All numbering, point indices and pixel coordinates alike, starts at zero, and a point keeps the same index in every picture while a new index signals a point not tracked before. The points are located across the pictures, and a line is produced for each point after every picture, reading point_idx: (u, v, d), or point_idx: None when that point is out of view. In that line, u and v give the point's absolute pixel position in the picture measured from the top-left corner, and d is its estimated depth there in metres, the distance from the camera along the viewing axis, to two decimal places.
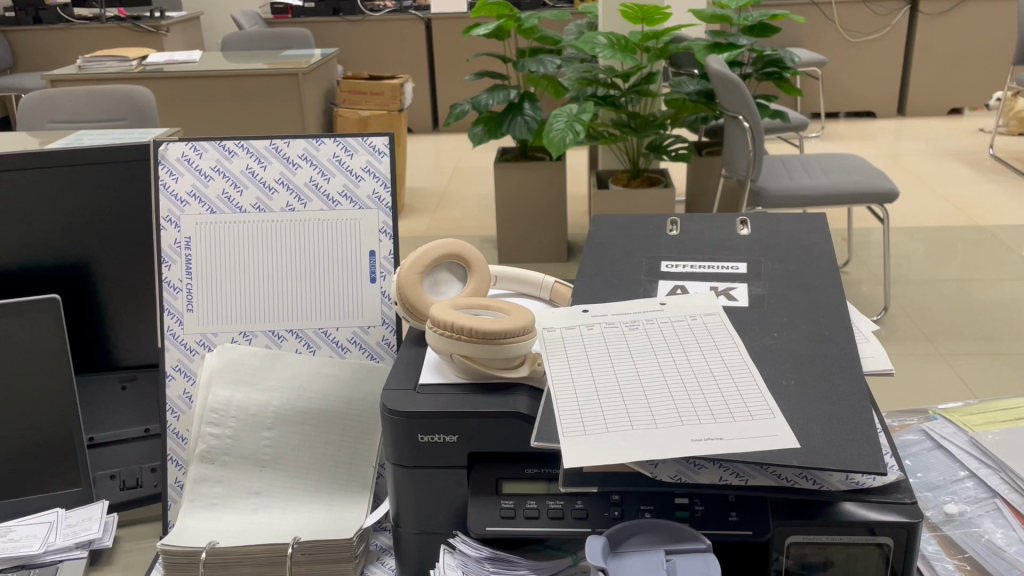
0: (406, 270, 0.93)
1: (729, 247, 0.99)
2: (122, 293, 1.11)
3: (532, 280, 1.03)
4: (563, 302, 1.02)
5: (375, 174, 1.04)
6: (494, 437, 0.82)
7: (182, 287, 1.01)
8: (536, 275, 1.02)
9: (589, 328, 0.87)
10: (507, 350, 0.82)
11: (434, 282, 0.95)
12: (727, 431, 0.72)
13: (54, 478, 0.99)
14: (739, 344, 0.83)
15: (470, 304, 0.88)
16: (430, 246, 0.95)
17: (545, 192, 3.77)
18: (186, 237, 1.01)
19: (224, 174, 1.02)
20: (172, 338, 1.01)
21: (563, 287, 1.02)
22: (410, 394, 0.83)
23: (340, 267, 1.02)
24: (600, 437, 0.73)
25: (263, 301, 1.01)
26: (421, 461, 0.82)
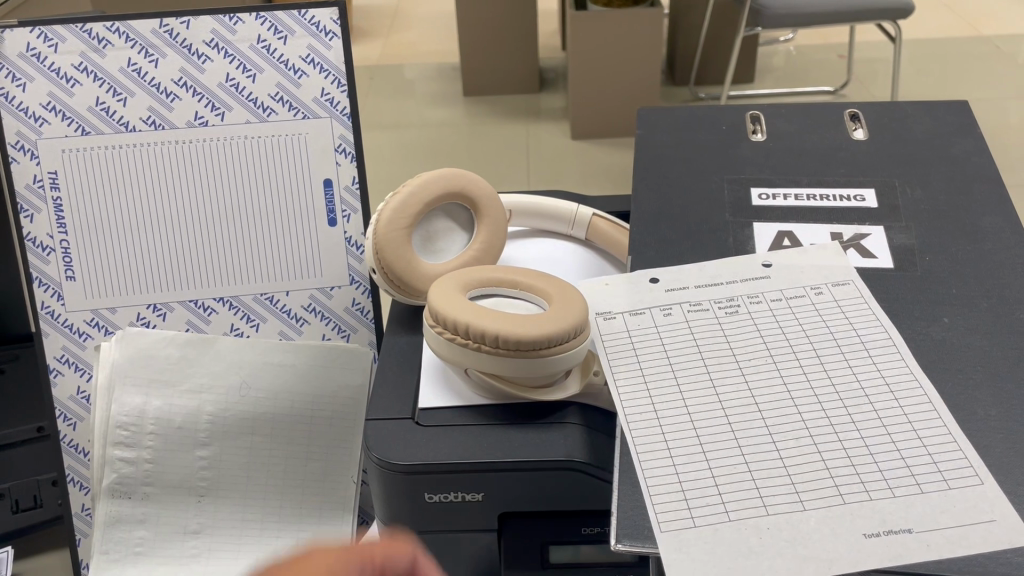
0: (391, 219, 0.64)
1: (845, 162, 0.70)
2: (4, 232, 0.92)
3: (558, 211, 0.75)
4: (599, 241, 0.74)
5: (322, 66, 0.74)
6: (538, 494, 0.56)
7: (53, 246, 0.72)
8: (564, 207, 0.74)
9: (665, 312, 0.59)
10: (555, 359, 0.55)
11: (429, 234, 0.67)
12: (913, 513, 0.46)
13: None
14: (895, 337, 0.56)
15: (488, 283, 0.60)
16: (427, 180, 0.66)
17: (484, 15, 2.94)
18: (49, 172, 0.71)
19: (96, 75, 0.71)
20: (50, 319, 0.73)
21: (602, 222, 0.74)
22: (404, 430, 0.56)
23: (285, 206, 0.74)
24: (718, 528, 0.46)
25: (176, 260, 0.73)
26: (429, 524, 0.57)
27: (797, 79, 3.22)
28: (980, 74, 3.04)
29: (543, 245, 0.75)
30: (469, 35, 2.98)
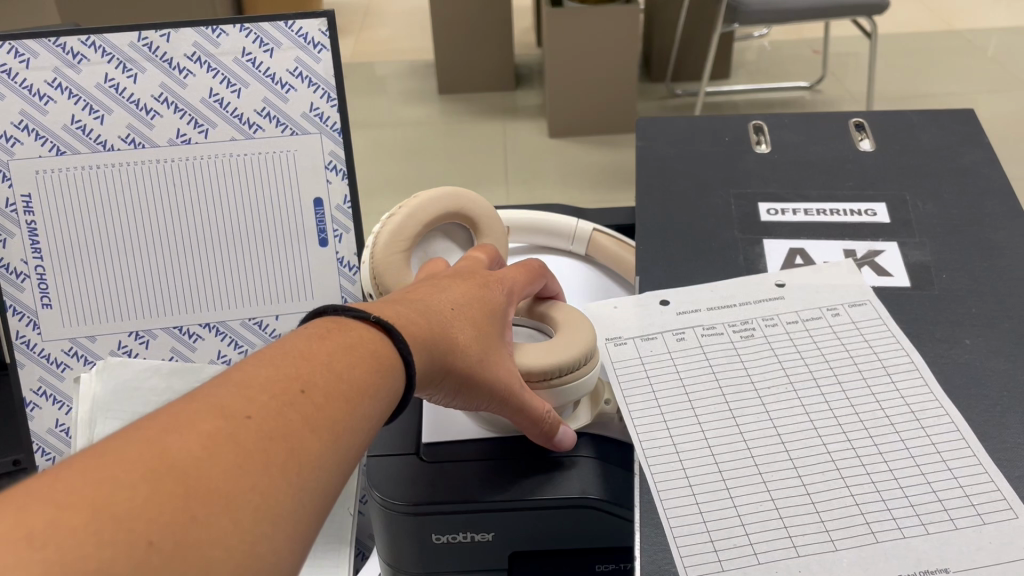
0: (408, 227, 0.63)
1: (853, 174, 0.68)
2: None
3: (558, 228, 0.73)
4: (598, 256, 0.73)
5: (311, 79, 0.70)
6: (550, 533, 0.53)
7: (28, 273, 0.69)
8: (563, 224, 0.72)
9: (678, 337, 0.57)
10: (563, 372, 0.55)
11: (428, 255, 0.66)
12: (949, 552, 0.44)
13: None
14: (917, 362, 0.54)
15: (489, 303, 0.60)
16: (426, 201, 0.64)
17: (460, 12, 2.91)
18: (22, 195, 0.68)
19: (71, 92, 0.67)
20: (26, 349, 0.70)
21: (604, 238, 0.72)
22: (409, 467, 0.53)
23: (273, 227, 0.71)
24: (748, 572, 0.44)
25: (159, 285, 0.70)
26: (434, 565, 0.55)
27: (773, 74, 3.22)
28: (953, 67, 3.05)
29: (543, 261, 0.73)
30: (445, 33, 2.94)
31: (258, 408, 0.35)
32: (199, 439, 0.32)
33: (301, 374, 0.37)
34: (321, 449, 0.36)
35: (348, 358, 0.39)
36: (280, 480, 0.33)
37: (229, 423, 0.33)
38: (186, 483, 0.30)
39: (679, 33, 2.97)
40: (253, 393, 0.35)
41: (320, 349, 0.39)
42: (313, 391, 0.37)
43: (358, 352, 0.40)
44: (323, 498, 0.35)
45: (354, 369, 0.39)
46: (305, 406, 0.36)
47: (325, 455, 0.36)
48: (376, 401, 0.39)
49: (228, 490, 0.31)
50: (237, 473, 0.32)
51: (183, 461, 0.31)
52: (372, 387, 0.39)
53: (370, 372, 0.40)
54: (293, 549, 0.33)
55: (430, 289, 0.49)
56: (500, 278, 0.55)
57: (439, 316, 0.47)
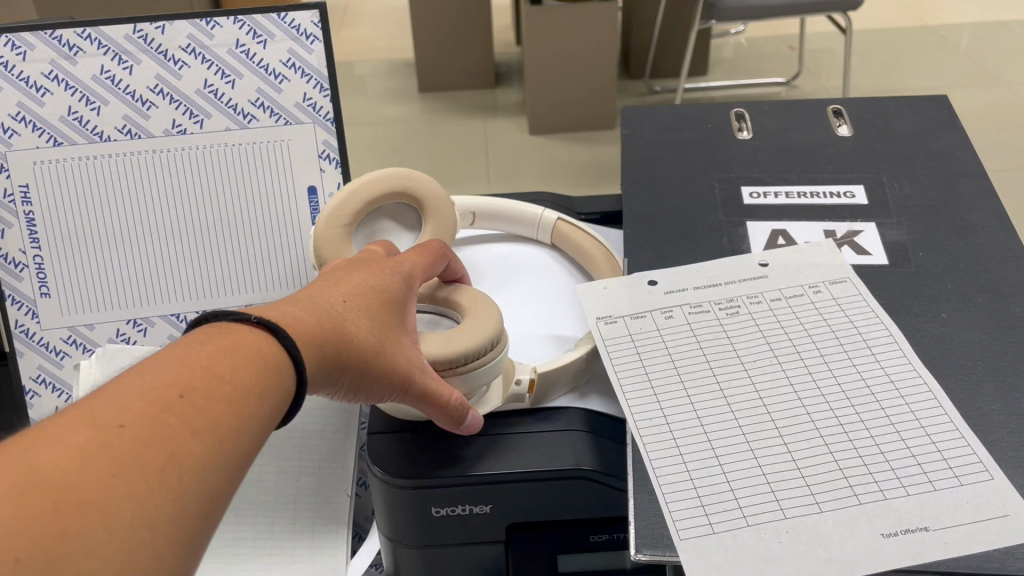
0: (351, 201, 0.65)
1: (832, 158, 0.70)
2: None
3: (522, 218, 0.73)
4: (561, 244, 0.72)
5: (304, 70, 0.72)
6: (546, 504, 0.55)
7: (26, 262, 0.70)
8: (528, 213, 0.73)
9: (666, 315, 0.59)
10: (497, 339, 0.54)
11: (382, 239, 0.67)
12: (929, 511, 0.47)
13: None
14: (896, 335, 0.56)
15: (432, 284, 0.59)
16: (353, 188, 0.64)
17: (441, 10, 2.92)
18: (20, 186, 0.69)
19: (67, 84, 0.69)
20: (24, 338, 0.72)
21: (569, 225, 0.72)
22: (409, 442, 0.55)
23: (268, 215, 0.72)
24: (737, 533, 0.46)
25: (155, 274, 0.72)
26: (434, 538, 0.56)
27: (750, 70, 3.26)
28: (926, 63, 3.10)
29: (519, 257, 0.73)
30: (426, 31, 2.95)
31: (134, 420, 0.34)
32: (67, 453, 0.32)
33: (183, 380, 0.37)
34: (202, 456, 0.35)
35: (233, 357, 0.39)
36: (158, 490, 0.33)
37: (99, 434, 0.33)
38: (49, 500, 0.30)
39: (657, 30, 3.00)
40: (128, 400, 0.35)
41: (204, 353, 0.38)
42: (196, 394, 0.37)
43: (244, 353, 0.39)
44: (205, 506, 0.35)
45: (238, 369, 0.39)
46: (185, 412, 0.36)
47: (208, 463, 0.36)
48: (264, 402, 0.39)
49: (101, 502, 0.31)
50: (109, 485, 0.32)
51: (49, 476, 0.31)
52: (260, 390, 0.39)
53: (252, 370, 0.39)
54: (177, 558, 0.33)
55: (323, 285, 0.49)
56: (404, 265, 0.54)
57: (329, 312, 0.46)
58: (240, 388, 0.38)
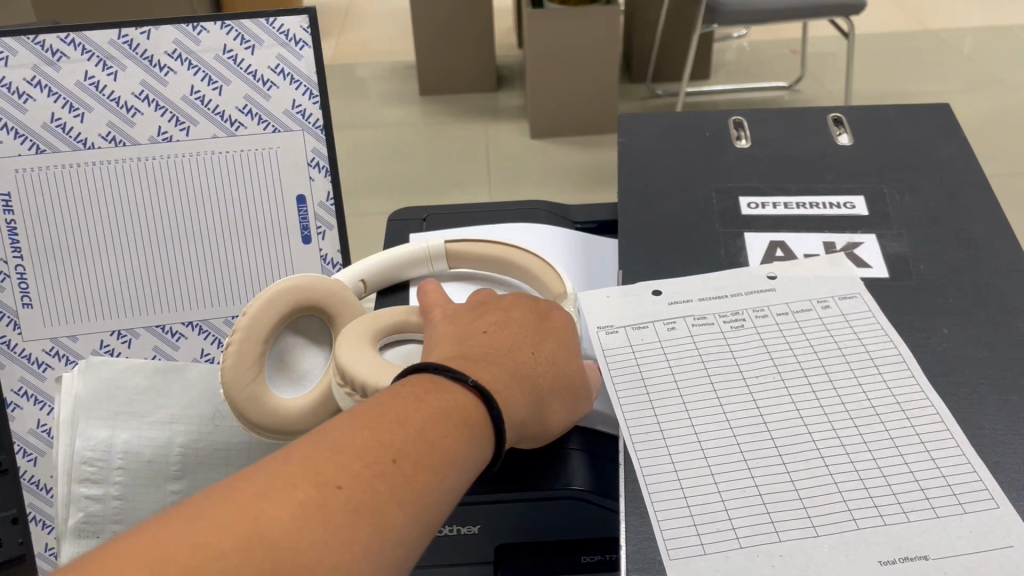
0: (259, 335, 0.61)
1: (832, 168, 0.69)
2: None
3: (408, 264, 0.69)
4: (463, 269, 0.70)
5: (293, 77, 0.70)
6: (536, 525, 0.53)
7: (8, 272, 0.69)
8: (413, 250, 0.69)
9: (668, 326, 0.58)
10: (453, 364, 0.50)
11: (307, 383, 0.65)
12: (929, 539, 0.45)
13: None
14: (903, 352, 0.55)
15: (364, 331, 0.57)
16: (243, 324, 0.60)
17: (442, 13, 2.90)
18: (2, 194, 0.68)
19: (50, 90, 0.67)
20: (7, 349, 0.71)
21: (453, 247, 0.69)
22: None
23: (256, 225, 0.71)
24: (729, 558, 0.45)
25: (142, 285, 0.71)
26: (422, 559, 0.55)
27: (753, 73, 3.25)
28: (931, 67, 3.08)
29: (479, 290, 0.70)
30: (426, 33, 2.94)
31: (349, 475, 0.38)
32: (291, 508, 0.36)
33: (395, 445, 0.40)
34: (399, 528, 0.39)
35: (440, 425, 0.42)
36: (349, 561, 0.36)
37: (320, 492, 0.37)
38: (267, 558, 0.34)
39: (659, 33, 2.99)
40: (347, 459, 0.39)
41: (412, 412, 0.42)
42: (406, 459, 0.40)
43: (452, 417, 0.43)
44: (396, 567, 0.39)
45: (447, 441, 0.42)
46: (394, 477, 0.39)
47: (403, 531, 0.39)
48: (461, 469, 0.42)
49: (307, 568, 0.35)
50: (319, 551, 0.35)
51: (272, 532, 0.35)
52: (463, 453, 0.43)
53: (458, 435, 0.43)
54: None
55: (506, 333, 0.51)
56: (562, 331, 0.53)
57: (522, 369, 0.49)
58: (446, 457, 0.42)
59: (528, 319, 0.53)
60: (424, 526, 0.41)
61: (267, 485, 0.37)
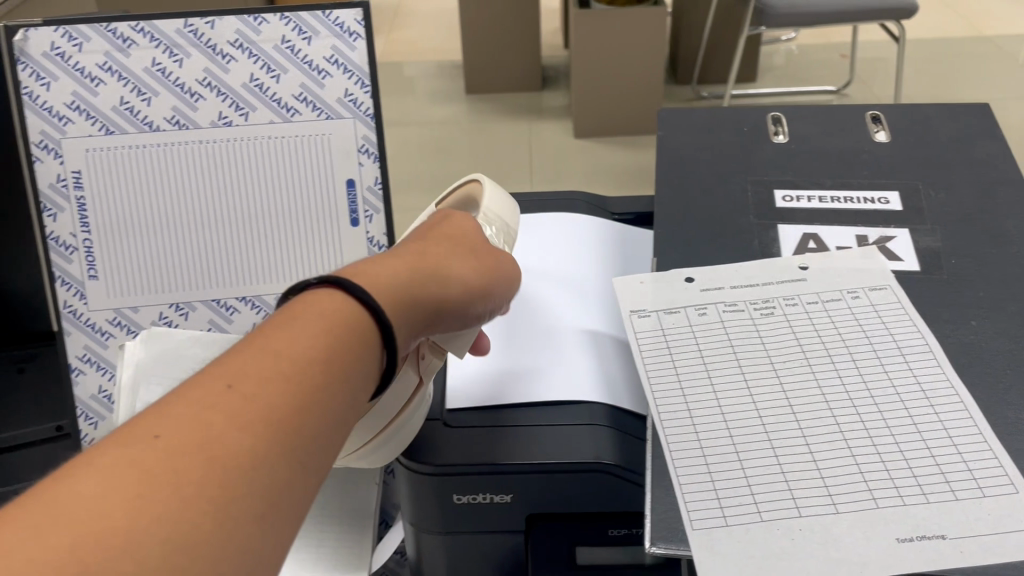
0: None
1: (868, 164, 0.70)
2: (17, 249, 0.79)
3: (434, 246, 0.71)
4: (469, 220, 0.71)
5: (346, 67, 0.73)
6: (566, 496, 0.56)
7: (76, 245, 0.73)
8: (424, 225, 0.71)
9: (700, 312, 0.60)
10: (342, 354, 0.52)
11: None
12: (946, 519, 0.46)
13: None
14: (931, 342, 0.56)
15: None
16: None
17: (489, 12, 2.93)
18: (73, 171, 0.72)
19: (121, 75, 0.71)
20: (72, 319, 0.74)
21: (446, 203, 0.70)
22: (435, 432, 0.57)
23: (308, 207, 0.75)
24: (749, 529, 0.47)
25: (199, 262, 0.75)
26: (455, 526, 0.57)
27: (801, 77, 3.23)
28: (983, 74, 3.03)
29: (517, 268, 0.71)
30: (473, 32, 2.97)
31: (246, 381, 0.35)
32: (94, 481, 0.30)
33: (254, 357, 0.36)
34: (269, 440, 0.33)
35: (301, 331, 0.37)
36: (199, 487, 0.31)
37: (133, 451, 0.31)
38: (70, 536, 0.28)
39: (705, 35, 2.98)
40: (187, 396, 0.34)
41: (270, 329, 0.37)
42: (268, 363, 0.36)
43: (310, 318, 0.38)
44: (281, 476, 0.33)
45: (311, 346, 0.37)
46: (248, 390, 0.34)
47: (276, 440, 0.33)
48: (345, 355, 0.38)
49: (135, 528, 0.29)
50: (143, 500, 0.29)
51: (72, 513, 0.29)
52: (341, 344, 0.38)
53: (317, 344, 0.37)
54: (253, 537, 0.32)
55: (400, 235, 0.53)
56: (460, 229, 0.54)
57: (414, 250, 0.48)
58: (323, 348, 0.37)
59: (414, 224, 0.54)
60: (318, 432, 0.36)
61: (55, 486, 0.30)
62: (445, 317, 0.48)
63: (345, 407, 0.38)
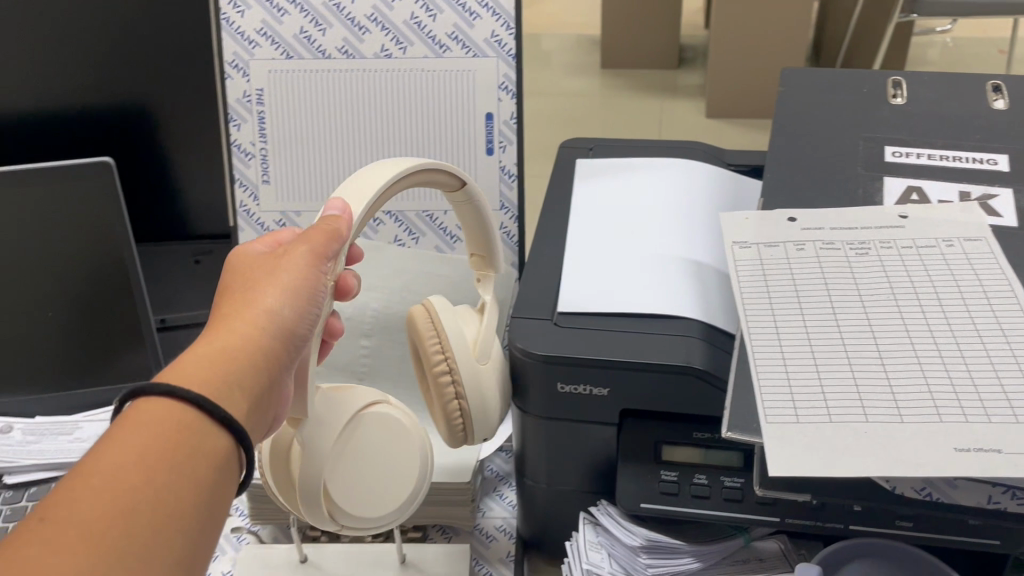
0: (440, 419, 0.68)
1: (981, 128, 0.73)
2: (202, 160, 0.91)
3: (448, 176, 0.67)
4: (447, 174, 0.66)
5: (495, 11, 0.82)
6: (658, 394, 0.63)
7: (255, 153, 0.85)
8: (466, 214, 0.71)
9: (798, 247, 0.65)
10: (267, 444, 0.61)
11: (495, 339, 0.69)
12: (1007, 438, 0.50)
13: (88, 368, 0.89)
14: (1018, 291, 0.59)
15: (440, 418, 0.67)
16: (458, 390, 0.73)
17: None
18: (257, 89, 0.84)
19: (303, 8, 0.83)
20: (245, 215, 0.86)
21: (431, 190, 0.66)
22: (547, 329, 0.65)
23: (451, 135, 0.85)
24: (819, 427, 0.52)
25: (354, 177, 0.86)
26: (558, 412, 0.65)
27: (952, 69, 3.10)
28: None
29: (633, 202, 0.78)
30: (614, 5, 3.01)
31: (68, 511, 0.39)
32: None
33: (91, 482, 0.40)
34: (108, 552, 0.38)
35: (133, 446, 0.42)
36: None
37: None
38: None
39: (852, 20, 2.92)
40: (31, 528, 0.38)
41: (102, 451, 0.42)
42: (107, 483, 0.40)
43: (145, 427, 0.43)
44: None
45: (145, 459, 0.41)
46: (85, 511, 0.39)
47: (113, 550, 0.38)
48: (183, 457, 0.43)
49: None
50: None
51: None
52: (180, 448, 0.43)
53: (146, 456, 0.41)
54: None
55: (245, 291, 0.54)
56: (269, 265, 0.56)
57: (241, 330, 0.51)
58: (160, 456, 0.42)
59: (257, 270, 0.56)
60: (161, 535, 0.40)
61: None
62: (284, 362, 0.52)
63: (189, 501, 0.42)
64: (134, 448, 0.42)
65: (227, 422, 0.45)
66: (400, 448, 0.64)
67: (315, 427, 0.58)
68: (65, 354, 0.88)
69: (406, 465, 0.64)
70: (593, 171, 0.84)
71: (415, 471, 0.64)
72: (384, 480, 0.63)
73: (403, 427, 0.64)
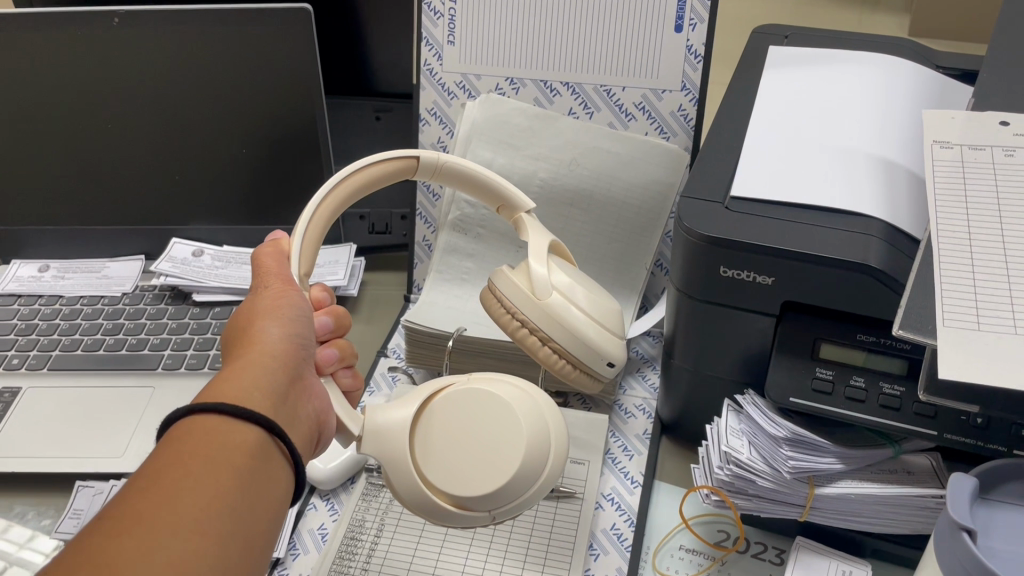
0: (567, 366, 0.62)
1: None
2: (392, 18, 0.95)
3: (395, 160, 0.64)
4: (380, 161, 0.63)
5: None
6: (824, 290, 0.61)
7: (443, 12, 0.89)
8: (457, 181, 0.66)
9: (1007, 153, 0.60)
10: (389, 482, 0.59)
11: (572, 276, 0.63)
12: None
13: (273, 206, 0.98)
14: None
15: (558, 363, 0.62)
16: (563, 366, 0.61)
17: None
18: None
19: None
20: (428, 74, 0.92)
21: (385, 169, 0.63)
22: (716, 211, 0.63)
23: (641, 9, 0.85)
24: (1000, 337, 0.49)
25: (535, 45, 0.89)
26: (716, 296, 0.64)
27: None
28: None
29: (823, 91, 0.75)
30: None
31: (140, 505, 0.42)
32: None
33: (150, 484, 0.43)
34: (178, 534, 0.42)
35: (179, 450, 0.45)
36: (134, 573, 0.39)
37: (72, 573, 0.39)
38: None
39: None
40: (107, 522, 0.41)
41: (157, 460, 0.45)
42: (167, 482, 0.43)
43: (185, 435, 0.46)
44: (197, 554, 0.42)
45: (192, 456, 0.45)
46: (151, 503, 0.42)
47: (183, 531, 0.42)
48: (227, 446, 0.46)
49: None
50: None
51: None
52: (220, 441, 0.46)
53: (196, 451, 0.45)
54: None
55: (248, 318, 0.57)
56: (247, 308, 0.57)
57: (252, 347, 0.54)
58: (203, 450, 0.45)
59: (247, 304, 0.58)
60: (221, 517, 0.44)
61: None
62: (294, 367, 0.54)
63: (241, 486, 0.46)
64: (182, 452, 0.45)
65: (251, 415, 0.47)
66: (494, 416, 0.56)
67: (380, 438, 0.55)
68: (254, 188, 0.97)
69: (506, 436, 0.55)
70: (783, 59, 0.80)
71: (523, 426, 0.56)
72: (494, 442, 0.55)
73: (489, 389, 0.57)
